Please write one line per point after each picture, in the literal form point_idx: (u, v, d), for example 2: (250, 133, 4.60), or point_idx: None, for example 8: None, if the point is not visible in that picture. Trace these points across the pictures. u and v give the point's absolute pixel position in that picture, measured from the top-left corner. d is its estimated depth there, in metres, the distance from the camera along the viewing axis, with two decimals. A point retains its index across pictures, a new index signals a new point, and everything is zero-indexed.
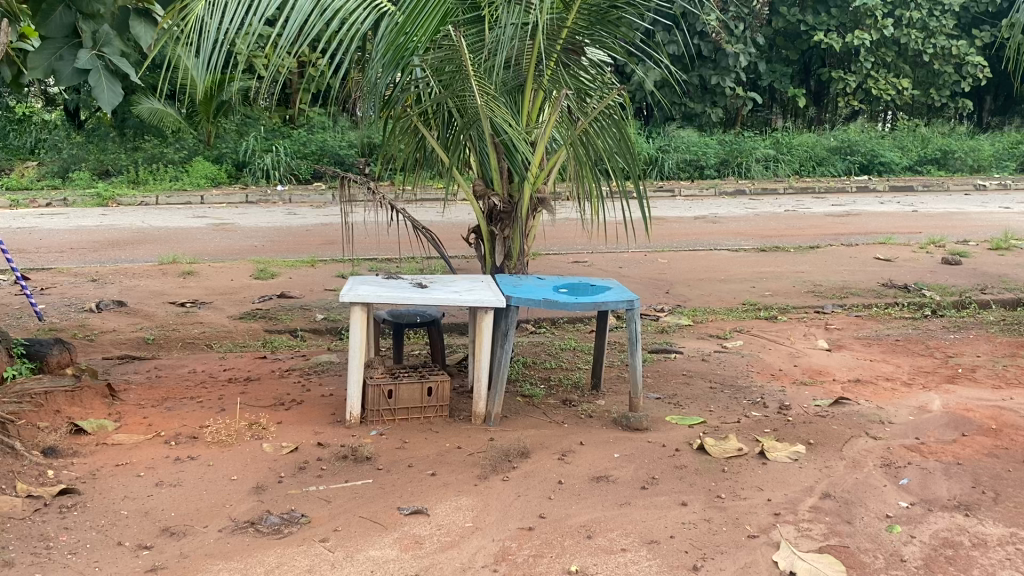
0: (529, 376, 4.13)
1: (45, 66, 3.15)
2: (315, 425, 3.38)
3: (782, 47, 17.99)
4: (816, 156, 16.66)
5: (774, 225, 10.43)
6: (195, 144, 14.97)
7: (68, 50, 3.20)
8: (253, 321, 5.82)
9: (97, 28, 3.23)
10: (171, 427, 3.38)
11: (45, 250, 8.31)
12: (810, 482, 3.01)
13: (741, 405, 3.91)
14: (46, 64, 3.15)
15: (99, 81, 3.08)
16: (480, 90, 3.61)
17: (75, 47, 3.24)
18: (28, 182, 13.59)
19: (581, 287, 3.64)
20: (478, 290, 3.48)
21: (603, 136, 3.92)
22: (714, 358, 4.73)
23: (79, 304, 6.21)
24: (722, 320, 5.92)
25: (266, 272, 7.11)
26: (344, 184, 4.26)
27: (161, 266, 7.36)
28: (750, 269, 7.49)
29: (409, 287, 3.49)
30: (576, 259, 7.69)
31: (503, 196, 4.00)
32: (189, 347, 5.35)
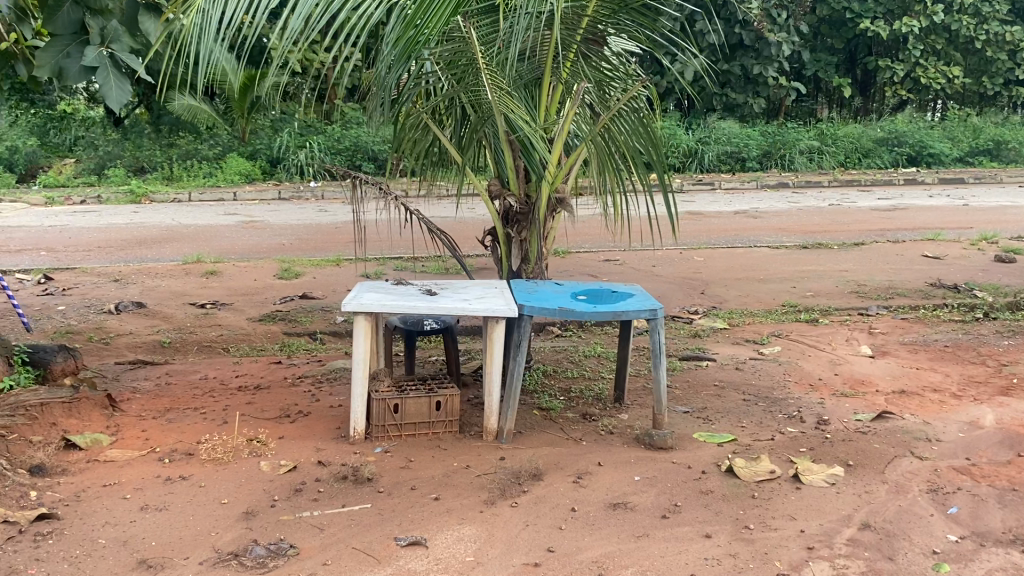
0: (549, 386, 3.91)
1: (52, 64, 3.08)
2: (318, 441, 3.19)
3: (827, 35, 17.50)
4: (861, 148, 16.17)
5: (816, 220, 10.06)
6: (230, 140, 14.96)
7: (76, 48, 3.12)
8: (272, 323, 5.67)
9: (106, 24, 3.14)
10: (168, 442, 3.22)
11: (74, 249, 8.30)
12: (848, 511, 2.75)
13: (776, 420, 3.65)
14: (53, 63, 3.08)
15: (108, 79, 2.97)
16: (494, 85, 3.40)
17: (83, 43, 3.15)
18: (64, 180, 13.69)
19: (601, 294, 3.41)
20: (490, 298, 3.26)
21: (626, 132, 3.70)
22: (749, 367, 4.47)
23: (99, 305, 6.13)
24: (760, 323, 5.64)
25: (290, 272, 6.97)
26: (355, 185, 4.08)
27: (185, 265, 7.27)
28: (790, 268, 7.17)
29: (417, 295, 3.28)
30: (609, 258, 7.43)
31: (520, 196, 3.79)
32: (204, 351, 5.21)
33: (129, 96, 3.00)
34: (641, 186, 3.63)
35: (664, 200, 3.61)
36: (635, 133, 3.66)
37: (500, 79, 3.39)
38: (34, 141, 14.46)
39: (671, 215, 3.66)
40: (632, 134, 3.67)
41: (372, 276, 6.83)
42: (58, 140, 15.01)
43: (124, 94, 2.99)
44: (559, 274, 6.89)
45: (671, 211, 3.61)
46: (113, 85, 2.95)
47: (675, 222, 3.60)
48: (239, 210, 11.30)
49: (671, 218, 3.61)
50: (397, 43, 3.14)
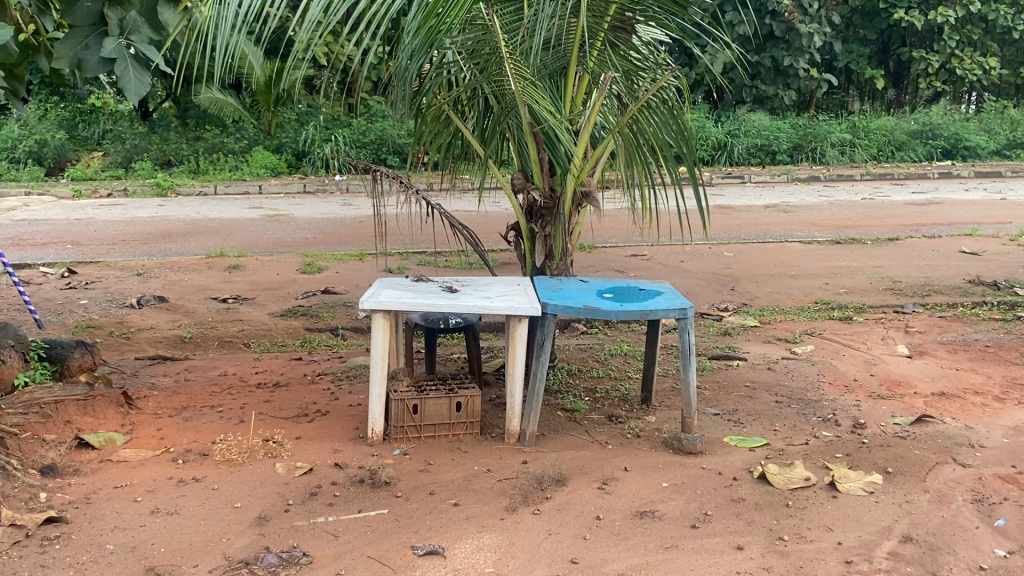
0: (574, 387, 3.79)
1: (70, 57, 3.00)
2: (335, 442, 3.09)
3: (859, 26, 17.19)
4: (895, 141, 15.89)
5: (849, 214, 9.84)
6: (256, 134, 14.97)
7: (94, 40, 3.03)
8: (294, 318, 5.60)
9: (124, 15, 3.03)
10: (182, 442, 3.14)
11: (99, 242, 8.30)
12: (888, 522, 2.61)
13: (811, 423, 3.50)
14: (70, 55, 2.99)
15: (126, 70, 2.88)
16: (517, 75, 3.28)
17: (102, 35, 3.06)
18: (92, 173, 13.78)
19: (628, 292, 3.29)
20: (513, 296, 3.15)
21: (655, 123, 3.56)
22: (781, 367, 4.33)
23: (122, 299, 6.10)
24: (792, 321, 5.49)
25: (313, 266, 6.90)
26: (375, 178, 3.98)
27: (208, 258, 7.23)
28: (823, 264, 6.99)
29: (437, 293, 3.18)
30: (636, 253, 7.30)
31: (544, 190, 3.67)
32: (225, 347, 5.15)
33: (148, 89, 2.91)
34: (670, 179, 3.49)
35: (694, 194, 3.48)
36: (665, 124, 3.53)
37: (524, 69, 3.27)
38: (63, 134, 14.56)
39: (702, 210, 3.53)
40: (662, 125, 3.53)
41: (395, 270, 6.74)
42: (86, 133, 15.10)
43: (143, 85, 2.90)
44: (586, 270, 6.77)
45: (702, 206, 3.47)
46: (132, 77, 2.87)
47: (706, 217, 3.46)
48: (264, 203, 11.28)
49: (701, 213, 3.47)
50: (419, 32, 3.01)
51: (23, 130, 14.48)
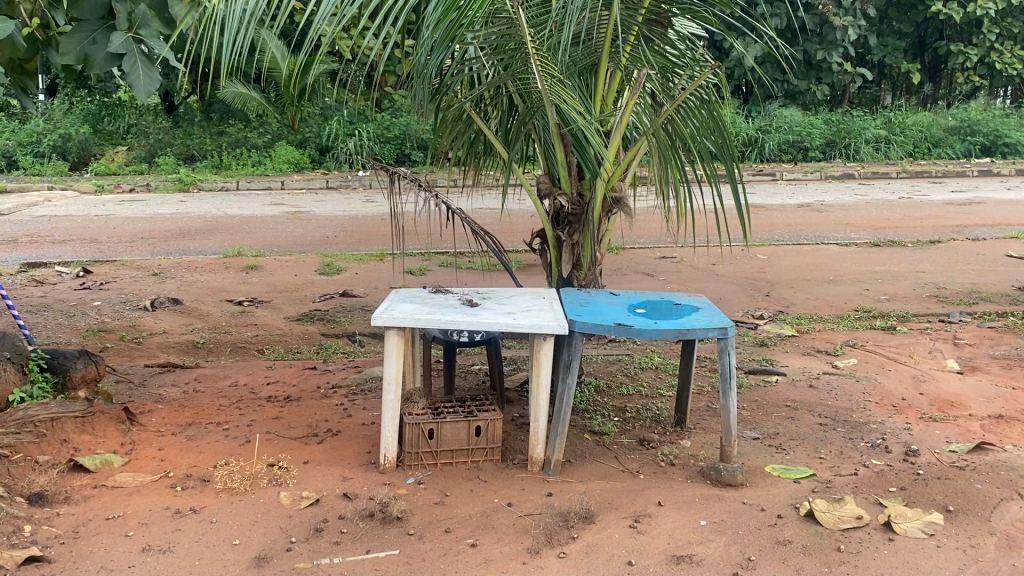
0: (602, 406, 3.55)
1: (77, 52, 2.94)
2: (345, 469, 2.88)
3: (895, 19, 16.74)
4: (932, 137, 15.46)
5: (887, 214, 9.48)
6: (280, 128, 14.80)
7: (101, 34, 2.94)
8: (310, 323, 5.40)
9: (133, 9, 2.92)
10: (183, 465, 2.94)
11: (117, 239, 8.16)
12: (952, 571, 2.34)
13: (858, 450, 3.24)
14: (78, 51, 2.93)
15: (132, 70, 2.81)
16: (544, 72, 3.04)
17: (110, 28, 2.97)
18: (116, 167, 13.72)
19: (662, 308, 3.04)
20: (537, 311, 2.91)
21: (692, 123, 3.30)
22: (824, 383, 4.06)
23: (135, 301, 5.93)
24: (832, 331, 5.20)
25: (332, 267, 6.70)
26: (392, 180, 3.74)
27: (225, 258, 7.05)
28: (862, 268, 6.68)
29: (456, 307, 2.95)
30: (665, 255, 7.02)
31: (572, 195, 3.43)
32: (237, 354, 4.95)
33: (155, 86, 2.84)
34: (707, 184, 3.25)
35: (735, 202, 3.23)
36: (703, 125, 3.28)
37: (552, 65, 3.04)
38: (87, 128, 14.48)
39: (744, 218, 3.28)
40: (699, 127, 3.29)
41: (417, 272, 6.52)
42: (111, 127, 14.97)
43: (150, 83, 2.83)
44: (613, 273, 6.51)
45: (743, 214, 3.22)
46: (140, 75, 2.79)
47: (747, 227, 3.21)
48: (285, 200, 11.11)
49: (743, 222, 3.23)
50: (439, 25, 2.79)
51: (47, 125, 14.42)
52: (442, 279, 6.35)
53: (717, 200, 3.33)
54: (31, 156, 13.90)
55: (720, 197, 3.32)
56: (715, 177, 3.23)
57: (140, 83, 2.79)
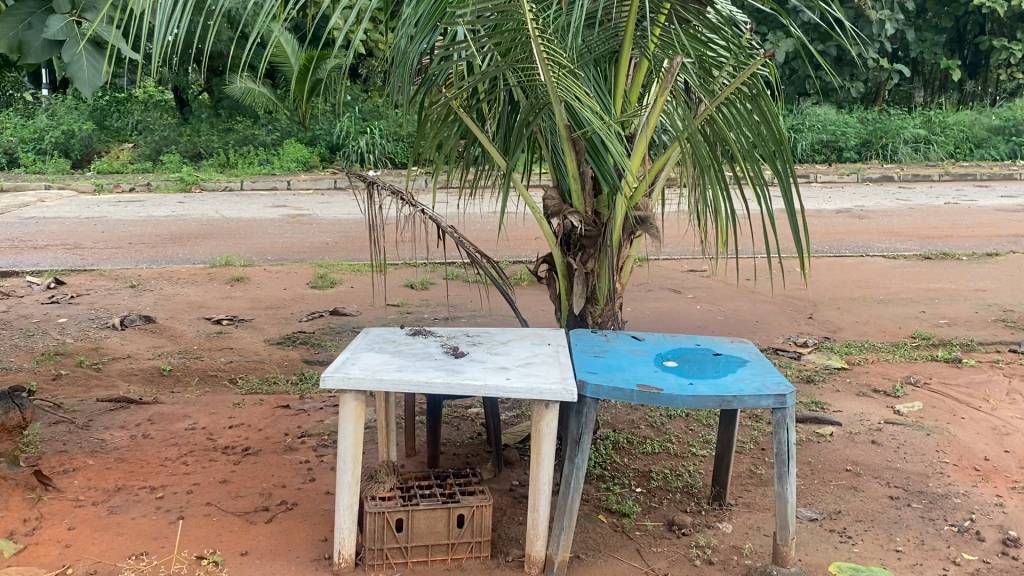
0: (622, 470, 2.90)
1: (8, 37, 2.28)
2: (291, 568, 2.25)
3: (933, 13, 15.89)
4: (974, 137, 14.63)
5: (933, 221, 8.73)
6: (290, 125, 14.24)
7: (39, 16, 2.33)
8: (292, 347, 4.79)
9: None
10: (89, 556, 2.33)
11: (103, 245, 7.62)
12: None
13: (943, 537, 2.57)
14: (9, 35, 2.28)
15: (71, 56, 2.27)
16: (548, 62, 2.41)
17: (48, 12, 2.37)
18: (119, 165, 13.21)
19: (697, 361, 2.41)
20: (539, 366, 2.28)
21: (738, 125, 2.62)
22: (888, 437, 3.39)
23: (104, 317, 5.35)
24: (887, 363, 4.53)
25: (325, 280, 6.09)
26: (370, 192, 3.09)
27: (210, 268, 6.47)
28: (915, 286, 5.97)
29: (436, 359, 2.33)
30: (694, 268, 6.34)
31: (585, 214, 2.79)
32: (205, 385, 4.35)
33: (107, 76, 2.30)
34: (755, 199, 2.58)
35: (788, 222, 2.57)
36: (749, 127, 2.61)
37: (560, 55, 2.43)
38: (91, 124, 13.98)
39: (802, 243, 2.62)
40: (746, 127, 2.63)
41: (418, 286, 5.90)
42: (118, 124, 14.47)
43: (98, 69, 2.28)
44: (636, 288, 5.85)
45: (799, 238, 2.56)
46: (83, 65, 2.25)
47: (805, 257, 2.55)
48: (289, 202, 10.54)
49: (800, 247, 2.56)
50: None
51: (51, 120, 13.91)
52: (446, 295, 5.73)
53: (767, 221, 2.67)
54: (33, 153, 13.39)
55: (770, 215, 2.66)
56: (764, 190, 2.54)
57: (83, 75, 2.25)
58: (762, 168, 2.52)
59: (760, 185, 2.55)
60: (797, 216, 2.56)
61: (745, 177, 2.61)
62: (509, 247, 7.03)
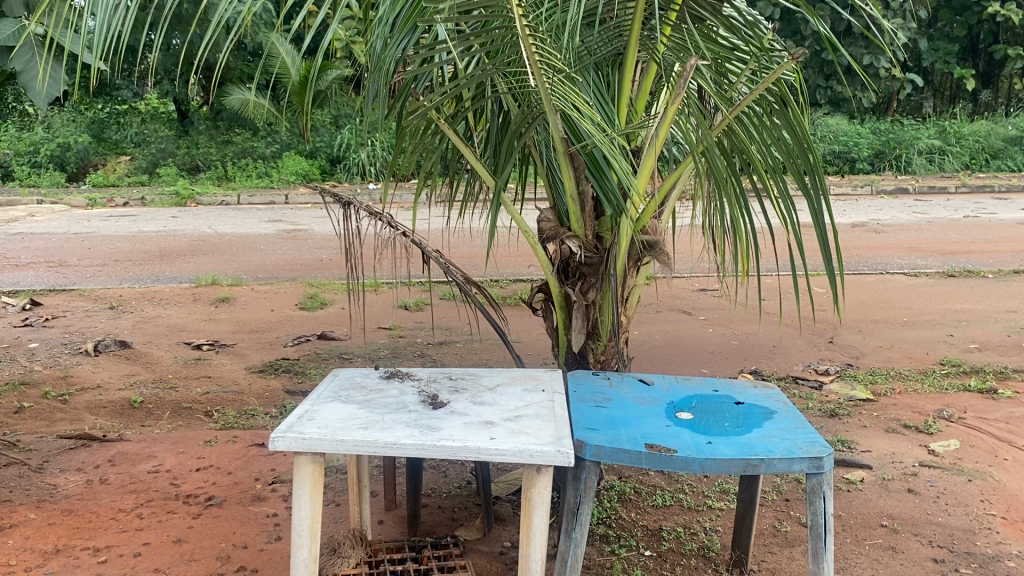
0: (629, 528, 2.56)
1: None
2: None
3: (946, 21, 15.53)
4: (990, 147, 14.27)
5: (953, 236, 8.36)
6: (290, 137, 13.96)
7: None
8: (274, 375, 4.46)
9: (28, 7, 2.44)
10: None
11: (88, 263, 7.31)
12: None
13: None
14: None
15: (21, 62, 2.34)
16: (540, 66, 2.09)
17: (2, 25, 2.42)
18: (115, 179, 12.94)
19: (715, 412, 2.08)
20: (531, 420, 1.93)
21: (760, 136, 2.30)
22: (927, 483, 3.04)
23: (78, 342, 5.03)
24: (917, 394, 4.18)
25: (315, 301, 5.77)
26: (345, 213, 2.75)
27: (195, 288, 6.16)
28: (940, 307, 5.62)
29: (409, 411, 1.99)
30: (704, 287, 6.00)
31: (586, 239, 2.47)
32: (178, 419, 4.01)
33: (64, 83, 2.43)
34: (781, 219, 2.27)
35: (818, 242, 2.24)
36: (772, 137, 2.28)
37: (555, 58, 2.12)
38: (87, 137, 13.70)
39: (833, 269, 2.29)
40: (768, 138, 2.30)
41: (413, 307, 5.57)
42: (116, 136, 14.21)
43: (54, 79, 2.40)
44: (644, 309, 5.51)
45: (831, 263, 2.22)
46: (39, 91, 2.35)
47: (838, 286, 2.23)
48: (286, 216, 10.25)
49: (831, 272, 2.23)
50: None
51: (47, 133, 13.64)
52: (442, 316, 5.41)
53: (793, 243, 2.35)
54: (27, 166, 13.14)
55: (797, 236, 2.34)
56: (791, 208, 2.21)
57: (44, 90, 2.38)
58: (788, 183, 2.20)
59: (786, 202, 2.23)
60: (828, 239, 2.23)
61: (768, 194, 2.29)
62: (510, 264, 6.70)
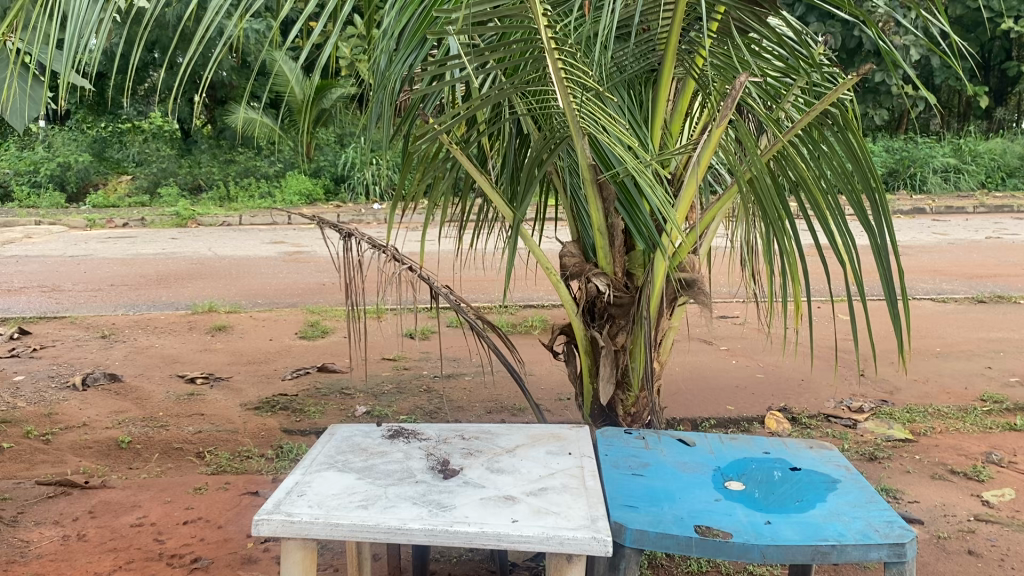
0: None
1: None
2: None
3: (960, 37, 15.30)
4: (1006, 165, 14.00)
5: (977, 258, 8.07)
6: (293, 156, 13.76)
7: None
8: (271, 413, 4.18)
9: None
10: None
11: (82, 288, 7.06)
12: None
13: None
14: None
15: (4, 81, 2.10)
16: (567, 84, 1.84)
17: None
18: (115, 200, 12.72)
19: (767, 481, 1.81)
20: (558, 495, 1.65)
21: (814, 157, 2.05)
22: (988, 544, 2.74)
23: (66, 375, 4.76)
24: (959, 433, 3.89)
25: (316, 330, 5.50)
26: (347, 247, 2.48)
27: (191, 316, 5.90)
28: (974, 336, 5.33)
29: (416, 483, 1.72)
30: (724, 314, 5.72)
31: (615, 276, 2.21)
32: (167, 462, 3.74)
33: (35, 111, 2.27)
34: (839, 248, 2.01)
35: (882, 277, 2.00)
36: (827, 157, 2.04)
37: (584, 73, 1.87)
38: (89, 156, 13.46)
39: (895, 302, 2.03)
40: (822, 158, 2.05)
41: (419, 335, 5.30)
42: (118, 155, 13.98)
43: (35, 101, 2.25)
44: None
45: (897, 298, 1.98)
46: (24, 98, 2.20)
47: (902, 322, 1.99)
48: (288, 237, 10.01)
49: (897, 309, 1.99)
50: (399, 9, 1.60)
51: (47, 152, 13.41)
52: (449, 346, 5.13)
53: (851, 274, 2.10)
54: (27, 186, 12.93)
55: (854, 268, 2.09)
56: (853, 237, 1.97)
57: (20, 109, 2.19)
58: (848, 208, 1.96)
59: (845, 232, 1.98)
60: (891, 271, 1.99)
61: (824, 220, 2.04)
62: (520, 289, 6.44)
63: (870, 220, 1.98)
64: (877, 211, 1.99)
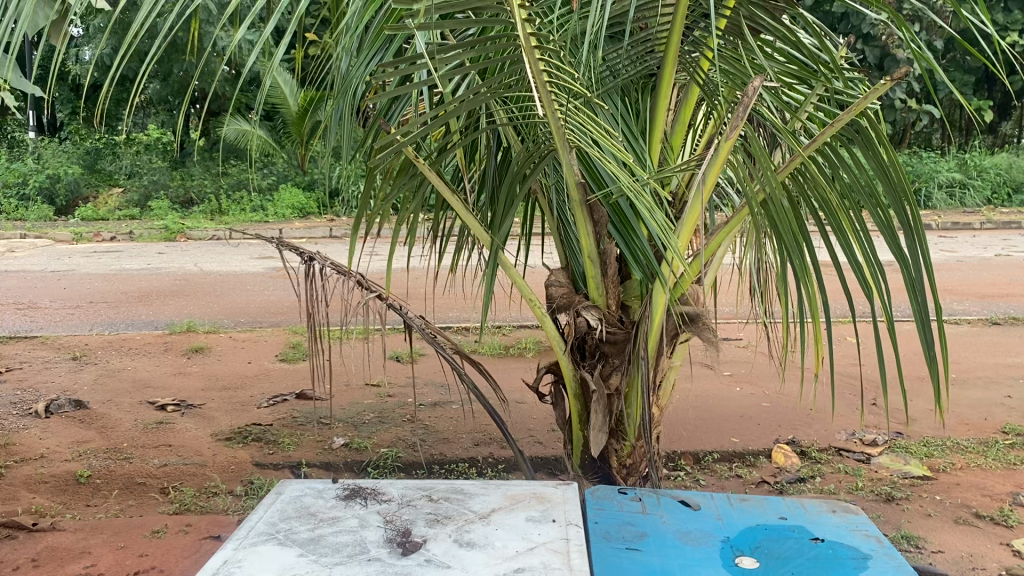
0: None
1: None
2: None
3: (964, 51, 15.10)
4: (1012, 181, 13.77)
5: (987, 277, 7.82)
6: (288, 169, 13.54)
7: None
8: (243, 445, 3.90)
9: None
10: None
11: (59, 305, 6.79)
12: None
13: None
14: None
15: None
16: (552, 91, 1.58)
17: None
18: (104, 213, 12.47)
19: (785, 557, 1.55)
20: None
21: (836, 175, 1.80)
22: None
23: (29, 401, 4.48)
24: (982, 469, 3.60)
25: (298, 352, 5.23)
26: (309, 272, 2.21)
27: (168, 337, 5.62)
28: (990, 362, 5.05)
29: (368, 560, 1.45)
30: (726, 337, 5.45)
31: (608, 309, 1.95)
32: (128, 499, 3.46)
33: None
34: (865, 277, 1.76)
35: (915, 310, 1.74)
36: (853, 175, 1.78)
37: (572, 76, 1.61)
38: (78, 168, 13.21)
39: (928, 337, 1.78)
40: (846, 174, 1.80)
41: (405, 358, 5.03)
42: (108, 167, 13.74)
43: None
44: None
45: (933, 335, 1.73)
46: None
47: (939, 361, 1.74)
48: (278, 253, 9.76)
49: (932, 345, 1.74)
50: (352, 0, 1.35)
51: (36, 164, 13.15)
52: (437, 370, 4.86)
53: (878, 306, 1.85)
54: (15, 199, 12.69)
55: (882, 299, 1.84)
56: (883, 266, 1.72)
57: None
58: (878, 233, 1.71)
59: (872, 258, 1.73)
60: (924, 302, 1.73)
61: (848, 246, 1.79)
62: (513, 309, 6.17)
63: (900, 245, 1.73)
64: (910, 234, 1.74)
